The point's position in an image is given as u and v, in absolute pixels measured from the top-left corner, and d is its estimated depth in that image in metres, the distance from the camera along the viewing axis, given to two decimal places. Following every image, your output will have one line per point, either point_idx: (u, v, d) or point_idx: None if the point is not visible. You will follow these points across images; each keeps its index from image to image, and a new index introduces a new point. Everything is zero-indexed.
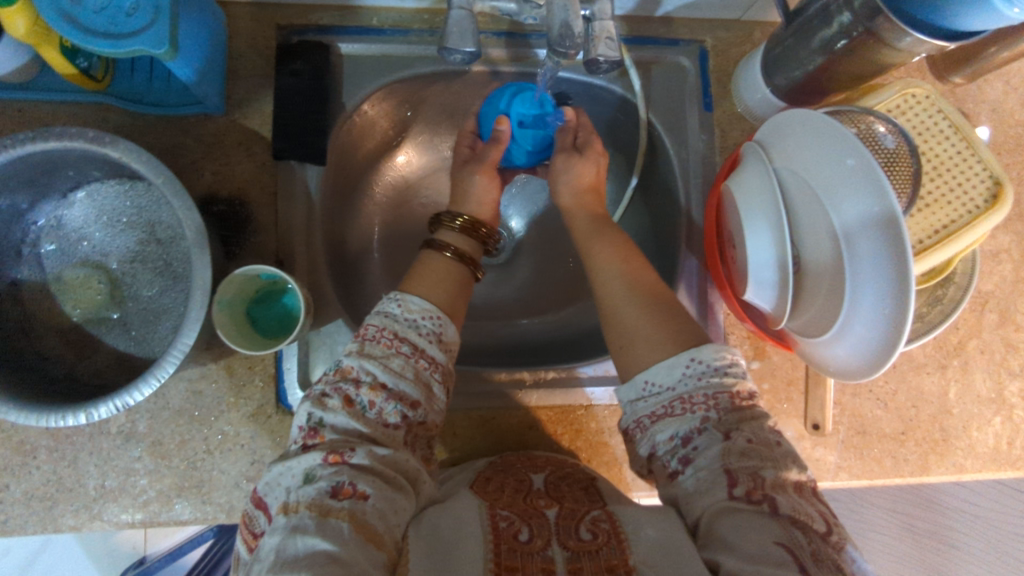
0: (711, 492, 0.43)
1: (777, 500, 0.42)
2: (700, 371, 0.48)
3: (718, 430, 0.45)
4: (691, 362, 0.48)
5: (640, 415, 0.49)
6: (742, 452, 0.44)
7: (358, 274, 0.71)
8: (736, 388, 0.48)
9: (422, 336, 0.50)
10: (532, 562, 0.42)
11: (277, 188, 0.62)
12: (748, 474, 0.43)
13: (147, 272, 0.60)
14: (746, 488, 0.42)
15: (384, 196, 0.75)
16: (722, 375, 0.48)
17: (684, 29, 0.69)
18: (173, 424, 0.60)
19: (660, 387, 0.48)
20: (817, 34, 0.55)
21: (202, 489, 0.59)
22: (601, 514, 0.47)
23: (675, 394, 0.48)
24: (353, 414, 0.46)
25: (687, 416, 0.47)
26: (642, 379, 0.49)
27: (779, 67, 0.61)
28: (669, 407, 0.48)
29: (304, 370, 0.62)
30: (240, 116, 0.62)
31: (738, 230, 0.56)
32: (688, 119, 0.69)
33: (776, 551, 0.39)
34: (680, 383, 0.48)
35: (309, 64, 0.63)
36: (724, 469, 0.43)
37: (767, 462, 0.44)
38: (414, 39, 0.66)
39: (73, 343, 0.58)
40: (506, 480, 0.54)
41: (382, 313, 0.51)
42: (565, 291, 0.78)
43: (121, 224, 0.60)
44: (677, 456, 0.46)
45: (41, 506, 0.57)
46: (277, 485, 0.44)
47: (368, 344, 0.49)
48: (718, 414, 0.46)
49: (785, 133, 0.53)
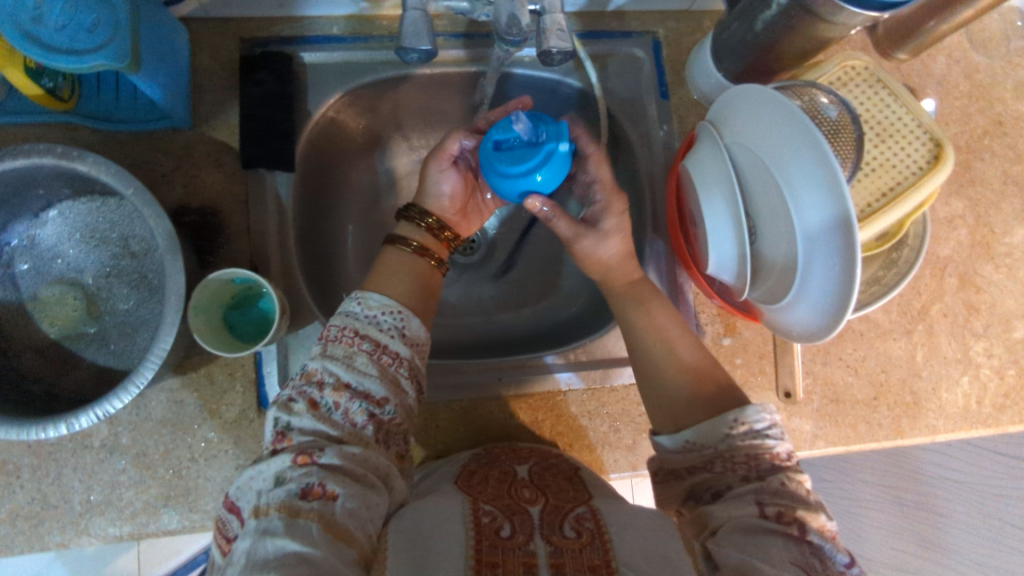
0: (740, 510, 0.45)
1: (807, 527, 0.43)
2: (747, 434, 0.50)
3: (757, 483, 0.47)
4: (737, 429, 0.50)
5: (677, 465, 0.52)
6: (775, 491, 0.46)
7: (334, 279, 0.72)
8: (776, 448, 0.49)
9: (383, 331, 0.52)
10: (513, 556, 0.43)
11: (247, 195, 0.63)
12: (780, 504, 0.45)
13: (122, 285, 0.61)
14: (777, 510, 0.44)
15: (359, 200, 0.77)
16: (762, 437, 0.50)
17: (635, 22, 0.72)
18: (156, 435, 0.60)
19: (701, 444, 0.51)
20: (758, 16, 0.58)
21: (189, 497, 0.60)
22: (585, 512, 0.48)
23: (715, 454, 0.50)
24: (318, 416, 0.47)
25: (724, 474, 0.49)
26: (686, 440, 0.52)
27: (726, 51, 0.63)
28: (709, 464, 0.50)
29: (284, 372, 0.63)
30: (208, 129, 0.63)
31: (696, 207, 0.58)
32: (646, 108, 0.71)
33: (791, 568, 0.40)
34: (722, 443, 0.50)
35: (272, 73, 0.65)
36: (756, 502, 0.45)
37: (806, 500, 0.45)
38: (374, 44, 0.68)
39: (52, 360, 0.59)
40: (491, 473, 0.55)
41: (345, 314, 0.53)
42: (540, 285, 0.80)
43: (94, 240, 0.61)
44: (711, 490, 0.50)
45: (27, 525, 0.57)
46: (248, 488, 0.45)
47: (330, 345, 0.50)
48: (757, 469, 0.48)
49: (735, 113, 0.55)
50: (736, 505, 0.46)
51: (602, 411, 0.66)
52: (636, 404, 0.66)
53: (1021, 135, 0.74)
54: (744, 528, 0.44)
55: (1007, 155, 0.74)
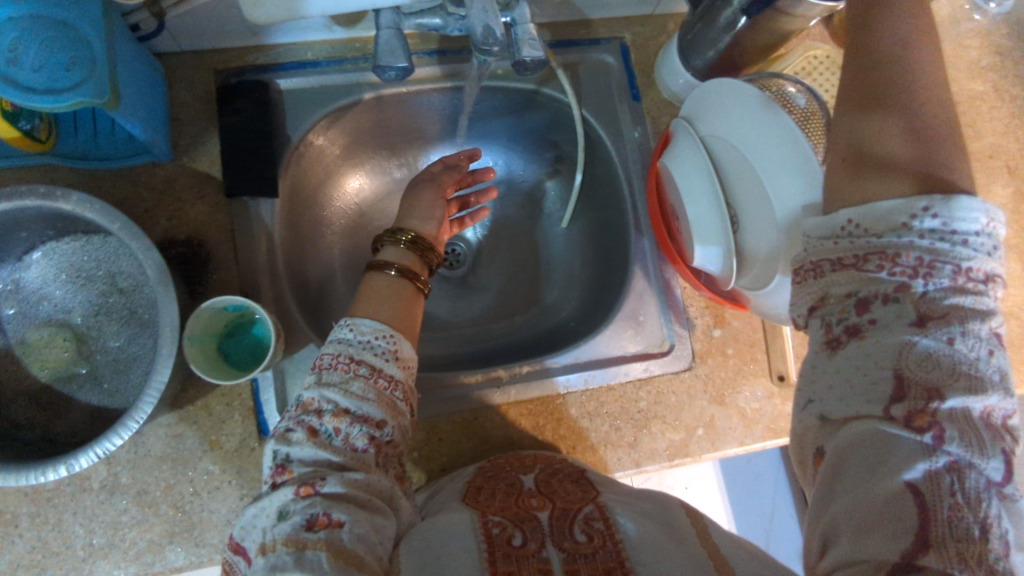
0: (870, 399, 0.37)
1: (945, 427, 0.34)
2: (933, 231, 0.37)
3: (913, 309, 0.37)
4: (919, 220, 0.37)
5: (824, 256, 0.41)
6: (923, 357, 0.36)
7: (324, 303, 0.72)
8: (968, 267, 0.37)
9: (378, 355, 0.52)
10: (527, 564, 0.43)
11: (232, 225, 0.63)
12: (924, 387, 0.35)
13: (112, 323, 0.61)
14: (909, 407, 0.35)
15: (342, 222, 0.77)
16: (955, 241, 0.37)
17: (602, 29, 0.74)
18: (156, 471, 0.59)
19: (866, 228, 0.39)
20: (721, 14, 0.60)
21: (193, 532, 0.59)
22: (593, 511, 0.49)
23: (877, 246, 0.38)
24: (319, 444, 0.47)
25: (882, 276, 0.38)
26: (846, 218, 0.40)
27: (693, 51, 0.65)
28: (863, 260, 0.39)
29: (282, 398, 0.62)
30: (188, 161, 0.64)
31: (678, 204, 0.60)
32: (619, 112, 0.73)
33: (894, 502, 0.34)
34: (895, 233, 0.38)
35: (250, 101, 0.65)
36: (895, 375, 0.36)
37: (966, 311, 0.36)
38: (349, 67, 0.69)
39: (44, 404, 0.58)
40: (496, 485, 0.55)
41: (337, 339, 0.53)
42: (529, 293, 0.80)
43: (81, 280, 0.60)
44: (844, 323, 0.39)
45: (29, 574, 0.56)
46: (253, 528, 0.44)
47: (325, 372, 0.50)
48: (927, 287, 0.37)
49: (711, 108, 0.57)
50: (864, 393, 0.37)
51: (601, 411, 0.66)
52: (633, 401, 0.67)
53: (978, 113, 0.77)
54: (859, 440, 0.36)
55: (966, 133, 0.76)
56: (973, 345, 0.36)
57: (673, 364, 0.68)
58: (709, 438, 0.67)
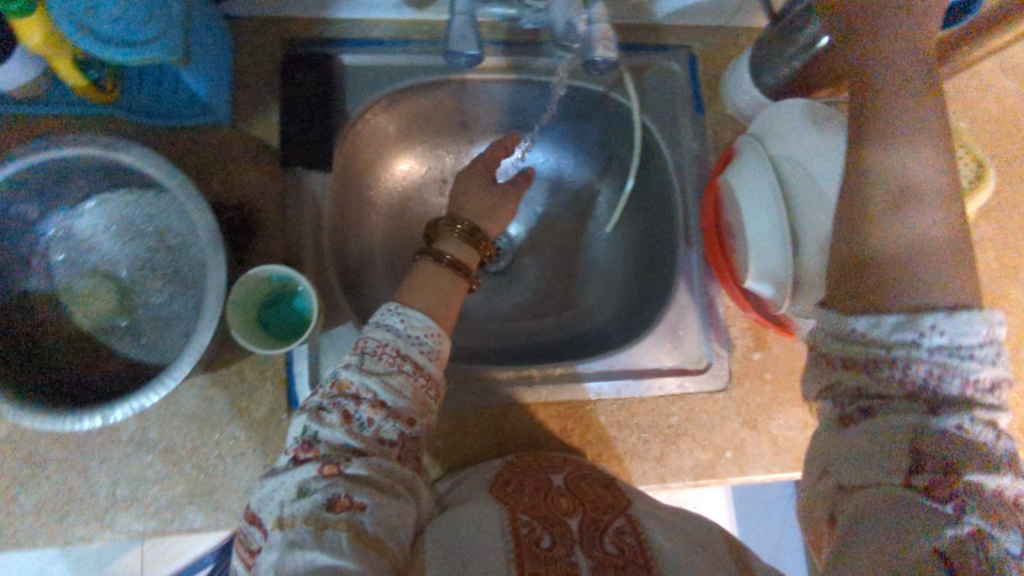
0: (887, 469, 0.37)
1: (967, 501, 0.34)
2: (940, 347, 0.37)
3: (923, 402, 0.37)
4: (927, 334, 0.37)
5: (863, 347, 0.39)
6: (941, 439, 0.36)
7: (361, 283, 0.72)
8: (977, 375, 0.36)
9: (422, 353, 0.52)
10: (556, 567, 0.42)
11: (283, 194, 0.63)
12: (943, 458, 0.35)
13: (157, 279, 0.61)
14: (927, 478, 0.35)
15: (388, 203, 0.77)
16: (960, 354, 0.37)
17: (673, 36, 0.72)
18: (184, 430, 0.60)
19: (892, 322, 0.38)
20: (802, 31, 0.58)
21: (214, 495, 0.59)
22: (624, 525, 0.47)
23: (886, 355, 0.38)
24: (350, 429, 0.46)
25: (888, 387, 0.38)
26: (856, 321, 0.39)
27: (766, 67, 0.64)
28: (873, 364, 0.39)
29: (314, 372, 0.62)
30: (247, 126, 0.64)
31: (737, 223, 0.58)
32: (681, 121, 0.71)
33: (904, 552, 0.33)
34: (902, 343, 0.38)
35: (314, 74, 0.66)
36: (912, 450, 0.36)
37: (975, 404, 0.37)
38: (415, 49, 0.69)
39: (83, 352, 0.58)
40: (525, 481, 0.54)
41: (381, 327, 0.52)
42: (566, 294, 0.79)
43: (131, 233, 0.61)
44: (856, 403, 0.40)
45: (51, 517, 0.57)
46: (270, 500, 0.44)
47: (368, 359, 0.50)
48: (935, 390, 0.37)
49: (782, 126, 0.56)
50: (879, 452, 0.37)
51: (630, 422, 0.66)
52: (664, 416, 0.66)
53: None
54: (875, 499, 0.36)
55: None
56: (978, 437, 0.36)
57: (708, 383, 0.67)
58: (737, 462, 0.65)
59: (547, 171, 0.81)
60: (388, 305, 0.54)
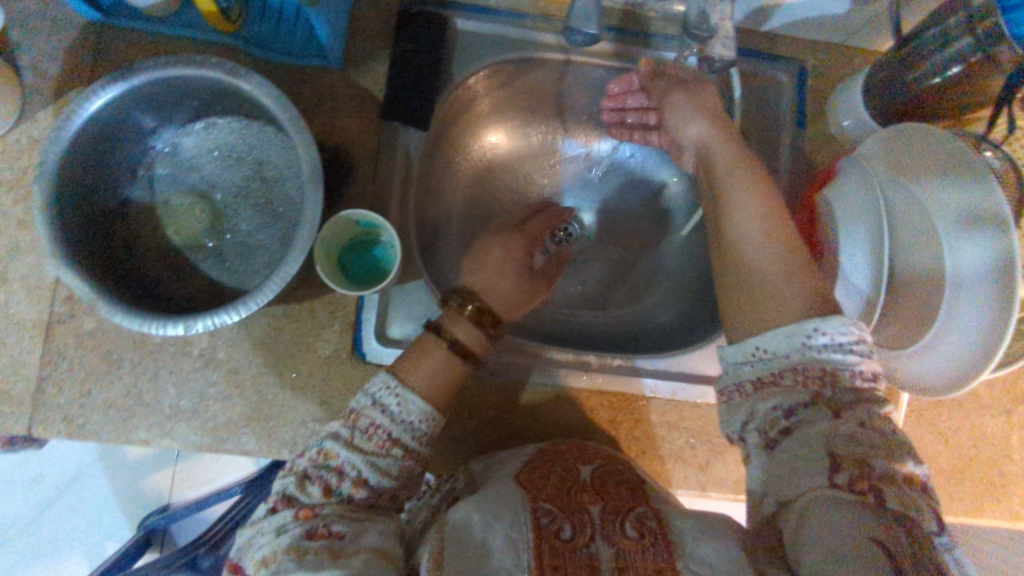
0: (811, 475, 0.43)
1: (884, 492, 0.41)
2: (828, 346, 0.47)
3: (828, 408, 0.45)
4: (819, 342, 0.47)
5: (743, 378, 0.49)
6: (849, 436, 0.43)
7: (434, 246, 0.73)
8: (859, 367, 0.46)
9: (415, 439, 0.50)
10: (575, 560, 0.43)
11: (379, 147, 0.65)
12: (852, 452, 0.43)
13: (249, 207, 0.63)
14: (849, 476, 0.42)
15: (470, 173, 0.78)
16: (845, 352, 0.46)
17: (786, 46, 0.71)
18: (251, 356, 0.62)
19: (773, 353, 0.48)
20: (927, 60, 0.56)
21: (270, 422, 0.61)
22: (646, 511, 0.48)
23: (788, 364, 0.47)
24: (331, 501, 0.47)
25: (794, 390, 0.46)
26: (755, 343, 0.50)
27: (881, 90, 0.62)
28: (777, 376, 0.48)
29: (381, 323, 0.64)
30: (355, 75, 0.65)
31: (830, 243, 0.57)
32: (781, 134, 0.70)
33: (866, 546, 0.39)
34: (796, 352, 0.47)
35: (427, 32, 0.66)
36: (829, 454, 0.43)
37: (869, 395, 0.46)
38: (528, 23, 0.70)
39: (170, 265, 0.61)
40: (552, 470, 0.53)
41: (373, 402, 0.50)
42: (629, 290, 0.80)
43: (232, 160, 0.63)
44: (777, 428, 0.46)
45: (117, 416, 0.59)
46: (250, 548, 0.45)
47: (359, 436, 0.49)
48: (833, 392, 0.45)
49: (897, 145, 0.53)
50: (811, 466, 0.43)
51: (680, 425, 0.65)
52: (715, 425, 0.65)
53: None
54: (826, 502, 0.41)
55: None
56: (885, 427, 0.44)
57: None
58: None
59: (634, 163, 0.80)
60: (387, 378, 0.52)
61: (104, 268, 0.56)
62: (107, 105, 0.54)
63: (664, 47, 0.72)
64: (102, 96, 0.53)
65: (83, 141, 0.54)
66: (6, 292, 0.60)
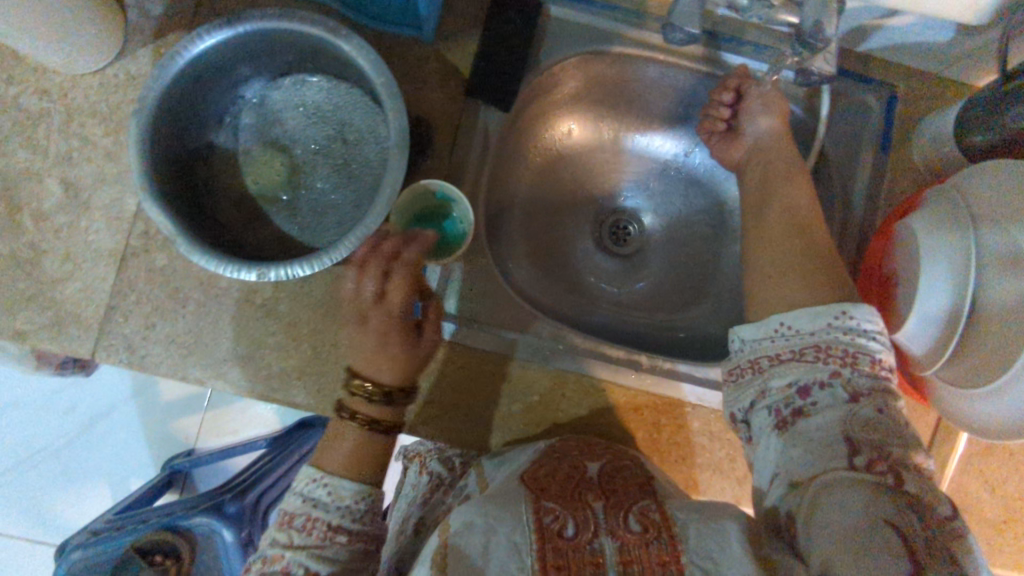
0: (830, 458, 0.44)
1: (902, 476, 0.42)
2: (851, 328, 0.48)
3: (845, 391, 0.46)
4: (844, 328, 0.48)
5: (761, 354, 0.50)
6: (866, 422, 0.44)
7: (497, 226, 0.74)
8: (876, 355, 0.47)
9: (357, 521, 0.54)
10: (578, 558, 0.43)
11: (459, 123, 0.65)
12: (874, 445, 0.44)
13: (326, 166, 0.64)
14: (868, 458, 0.43)
15: (541, 158, 0.78)
16: (865, 338, 0.47)
17: (879, 70, 0.70)
18: (311, 311, 0.63)
19: (796, 331, 0.49)
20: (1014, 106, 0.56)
21: (320, 378, 0.62)
22: (650, 505, 0.48)
23: (810, 342, 0.48)
24: None
25: (816, 366, 0.47)
26: (779, 321, 0.50)
27: (978, 124, 0.60)
28: (799, 353, 0.48)
29: (439, 296, 0.65)
30: (444, 48, 0.66)
31: (907, 269, 0.55)
32: (861, 158, 0.69)
33: (886, 531, 0.39)
34: (820, 332, 0.48)
35: (521, 15, 0.67)
36: (845, 438, 0.44)
37: (885, 393, 0.46)
38: (620, 17, 0.70)
39: (244, 213, 0.62)
40: (560, 466, 0.53)
41: (307, 498, 0.54)
42: (685, 295, 0.78)
43: (315, 117, 0.64)
44: (790, 406, 0.47)
45: (178, 352, 0.61)
46: None
47: (298, 534, 0.51)
48: (852, 373, 0.46)
49: (999, 186, 0.51)
50: (830, 453, 0.44)
51: (723, 436, 0.65)
52: None
53: None
54: (844, 486, 0.42)
55: None
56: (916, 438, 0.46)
57: None
58: None
59: (700, 169, 0.80)
60: (312, 473, 0.55)
61: (184, 208, 0.57)
62: (210, 50, 0.55)
63: (754, 57, 0.70)
64: (208, 40, 0.54)
65: (182, 82, 0.56)
66: (87, 220, 0.62)
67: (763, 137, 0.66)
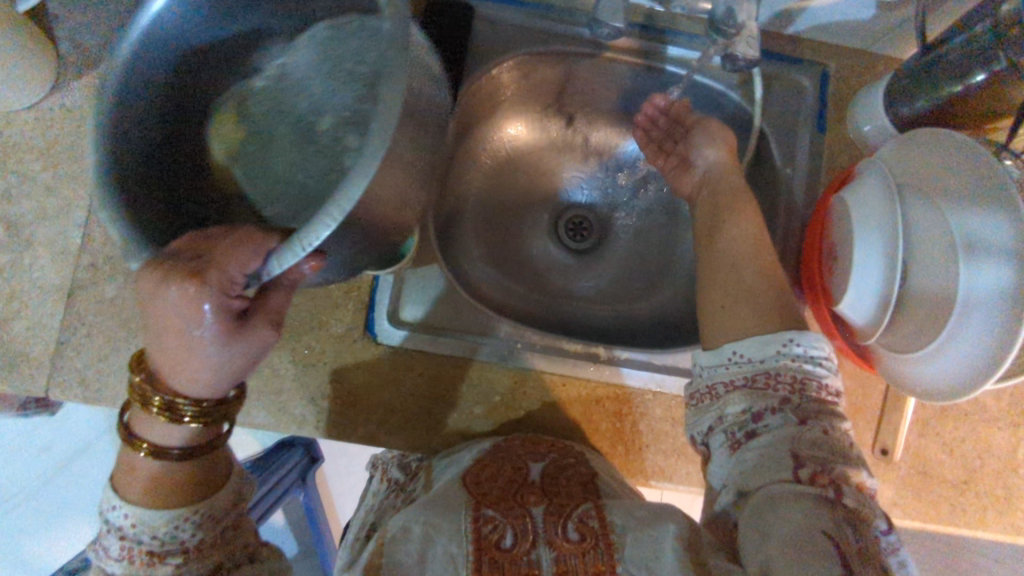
0: (777, 471, 0.45)
1: (843, 489, 0.44)
2: (798, 355, 0.49)
3: (794, 415, 0.47)
4: (790, 354, 0.49)
5: (717, 380, 0.51)
6: (814, 443, 0.45)
7: (450, 231, 0.74)
8: (823, 381, 0.49)
9: (178, 532, 0.45)
10: (514, 570, 0.46)
11: None
12: (819, 462, 0.45)
13: (348, 127, 0.49)
14: (812, 472, 0.44)
15: (489, 161, 0.79)
16: (812, 366, 0.49)
17: (810, 50, 0.72)
18: None
19: (748, 360, 0.50)
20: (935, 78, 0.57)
21: (281, 397, 0.62)
22: (589, 508, 0.50)
23: (761, 369, 0.49)
24: None
25: (766, 393, 0.48)
26: (731, 350, 0.52)
27: (903, 97, 0.62)
28: (751, 380, 0.50)
29: (393, 305, 0.65)
30: None
31: (841, 242, 0.56)
32: (799, 137, 0.71)
33: (821, 540, 0.41)
34: (770, 360, 0.50)
35: (453, 20, 0.67)
36: (792, 455, 0.45)
37: (832, 413, 0.48)
38: (552, 17, 0.71)
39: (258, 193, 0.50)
40: (502, 467, 0.54)
41: (113, 523, 0.46)
42: (644, 284, 0.79)
43: (339, 73, 0.50)
44: (743, 430, 0.48)
45: None
46: None
47: (121, 564, 0.45)
48: (802, 400, 0.48)
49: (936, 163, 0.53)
50: (776, 467, 0.45)
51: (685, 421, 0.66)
52: None
53: None
54: (787, 498, 0.43)
55: None
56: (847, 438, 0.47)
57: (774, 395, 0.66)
58: None
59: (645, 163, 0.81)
60: (111, 496, 0.46)
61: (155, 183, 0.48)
62: (166, 14, 0.46)
63: (688, 47, 0.72)
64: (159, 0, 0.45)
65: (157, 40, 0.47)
66: (32, 257, 0.61)
67: (712, 168, 0.67)
